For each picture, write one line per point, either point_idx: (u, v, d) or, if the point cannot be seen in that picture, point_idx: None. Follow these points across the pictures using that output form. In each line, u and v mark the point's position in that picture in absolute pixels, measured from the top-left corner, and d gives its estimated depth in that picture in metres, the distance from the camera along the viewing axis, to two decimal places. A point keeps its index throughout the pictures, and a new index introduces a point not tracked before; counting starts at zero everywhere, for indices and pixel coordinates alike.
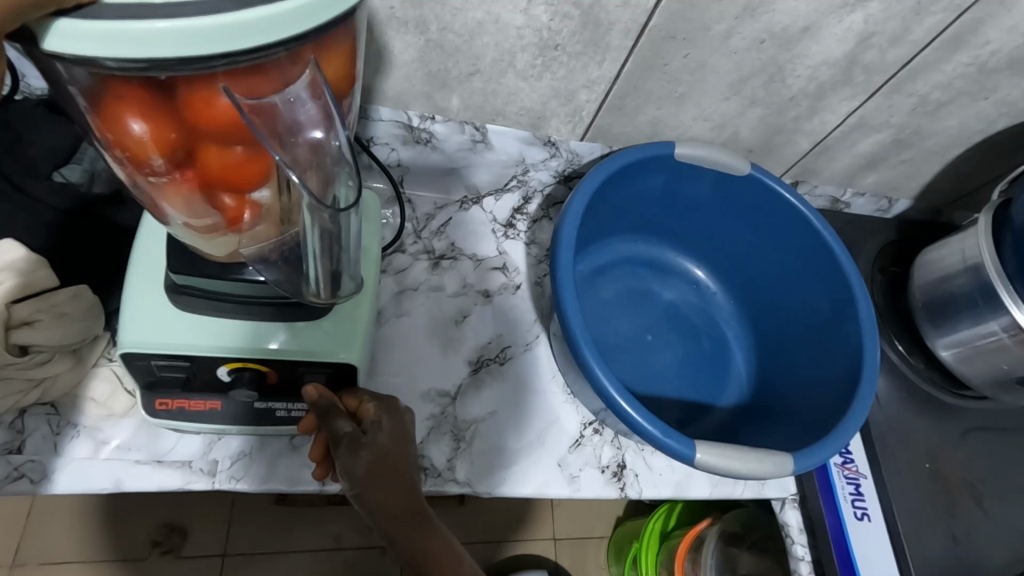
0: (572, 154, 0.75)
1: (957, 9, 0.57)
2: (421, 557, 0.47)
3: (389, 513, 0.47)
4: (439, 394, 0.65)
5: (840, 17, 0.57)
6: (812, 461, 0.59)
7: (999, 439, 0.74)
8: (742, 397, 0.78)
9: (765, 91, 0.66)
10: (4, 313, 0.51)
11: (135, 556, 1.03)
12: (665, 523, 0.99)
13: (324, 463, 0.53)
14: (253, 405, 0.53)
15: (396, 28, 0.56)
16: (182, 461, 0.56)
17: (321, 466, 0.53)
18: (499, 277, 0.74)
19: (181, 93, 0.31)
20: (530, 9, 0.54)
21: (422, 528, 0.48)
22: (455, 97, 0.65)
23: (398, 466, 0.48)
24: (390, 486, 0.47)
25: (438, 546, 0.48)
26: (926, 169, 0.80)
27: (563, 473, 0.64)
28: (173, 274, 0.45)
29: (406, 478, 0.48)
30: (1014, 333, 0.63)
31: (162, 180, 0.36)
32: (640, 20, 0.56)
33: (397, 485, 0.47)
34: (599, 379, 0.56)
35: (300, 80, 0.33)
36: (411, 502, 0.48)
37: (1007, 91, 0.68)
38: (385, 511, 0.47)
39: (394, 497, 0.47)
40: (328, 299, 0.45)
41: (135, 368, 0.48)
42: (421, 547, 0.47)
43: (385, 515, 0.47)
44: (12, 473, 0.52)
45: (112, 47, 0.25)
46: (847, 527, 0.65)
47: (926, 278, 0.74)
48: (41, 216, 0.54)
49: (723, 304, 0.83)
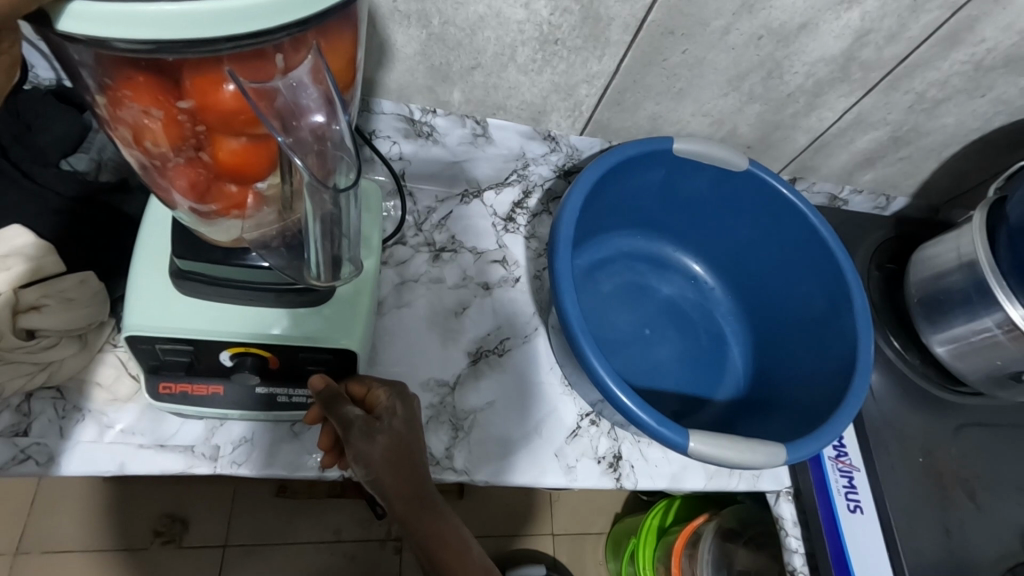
0: (572, 148, 0.76)
1: (954, 6, 0.58)
2: (434, 541, 0.47)
3: (403, 495, 0.47)
4: (438, 383, 0.66)
5: (837, 14, 0.58)
6: (804, 453, 0.59)
7: (993, 435, 0.74)
8: (739, 391, 0.78)
9: (763, 87, 0.67)
10: (11, 298, 0.52)
11: (137, 545, 1.04)
12: (662, 519, 1.00)
13: (332, 450, 0.55)
14: (255, 391, 0.54)
15: (399, 21, 0.57)
16: (185, 446, 0.57)
17: (329, 455, 0.55)
18: (499, 270, 0.75)
19: (188, 76, 0.31)
20: (530, 4, 0.55)
21: (433, 512, 0.48)
22: (457, 90, 0.66)
23: (411, 451, 0.49)
24: (406, 468, 0.48)
25: (449, 530, 0.48)
26: (923, 166, 0.81)
27: (559, 463, 0.65)
28: (178, 260, 0.46)
29: (419, 461, 0.49)
30: (1008, 330, 0.64)
31: (169, 162, 0.37)
32: (639, 16, 0.57)
33: (412, 468, 0.48)
34: (596, 370, 0.57)
35: (303, 65, 0.34)
36: (421, 485, 0.48)
37: (1003, 89, 0.68)
38: (400, 494, 0.47)
39: (410, 480, 0.47)
40: (328, 282, 0.46)
41: (140, 352, 0.49)
42: (433, 531, 0.47)
43: (400, 498, 0.47)
44: (18, 455, 0.53)
45: (123, 30, 0.26)
46: (840, 519, 0.66)
47: (922, 274, 0.74)
48: (49, 202, 0.55)
49: (722, 300, 0.84)
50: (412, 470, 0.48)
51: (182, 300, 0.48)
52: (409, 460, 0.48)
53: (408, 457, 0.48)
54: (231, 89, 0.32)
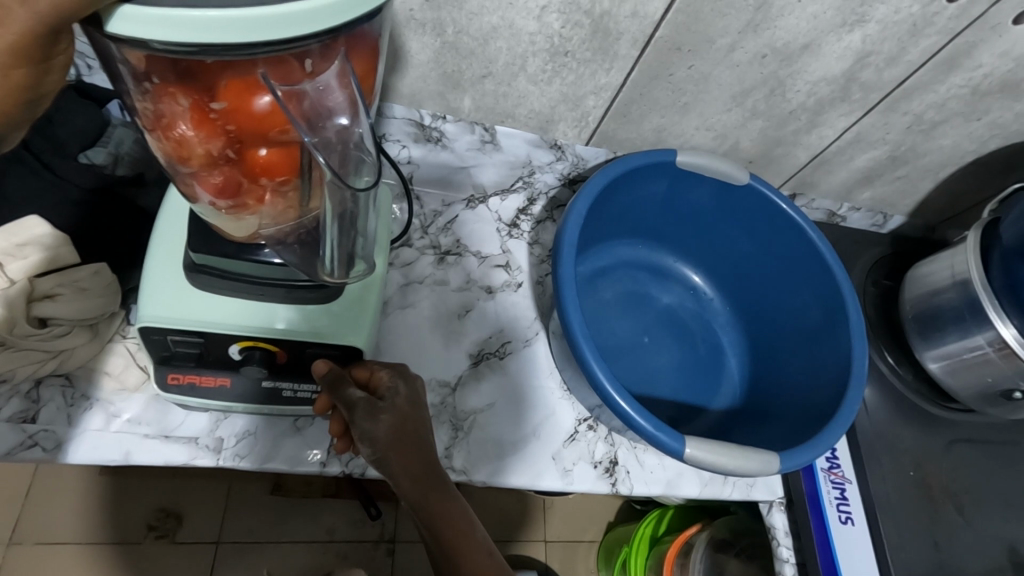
0: (578, 158, 0.77)
1: (952, 32, 0.60)
2: (438, 519, 0.49)
3: (409, 474, 0.49)
4: (439, 384, 0.67)
5: (839, 36, 0.60)
6: (798, 462, 0.60)
7: (982, 451, 0.75)
8: (734, 401, 0.80)
9: (766, 104, 0.68)
10: (26, 286, 0.55)
11: (130, 539, 1.04)
12: (655, 528, 1.01)
13: (343, 437, 0.56)
14: (261, 384, 0.55)
15: (414, 29, 0.58)
16: (189, 437, 0.58)
17: (341, 440, 0.56)
18: (502, 275, 0.76)
19: (223, 78, 0.34)
20: (543, 17, 0.57)
21: (441, 492, 0.50)
22: (467, 97, 0.68)
23: (416, 429, 0.51)
24: (409, 447, 0.50)
25: (456, 513, 0.50)
26: (920, 186, 0.83)
27: (556, 466, 0.66)
28: (193, 253, 0.48)
29: (423, 440, 0.51)
30: (1000, 348, 0.65)
31: (197, 162, 0.39)
32: (648, 32, 0.59)
33: (417, 447, 0.50)
34: (596, 374, 0.58)
35: (330, 70, 0.36)
36: (430, 467, 0.50)
37: (999, 113, 0.70)
38: (405, 472, 0.49)
39: (414, 459, 0.49)
40: (341, 279, 0.48)
41: (151, 343, 0.51)
42: (438, 510, 0.49)
43: (406, 477, 0.49)
44: (27, 440, 0.53)
45: (166, 32, 0.28)
46: (832, 530, 0.67)
47: (918, 291, 0.76)
48: (67, 193, 0.56)
49: (720, 310, 0.86)
50: (416, 449, 0.50)
51: (193, 292, 0.49)
52: (412, 440, 0.50)
53: (413, 436, 0.50)
54: (266, 99, 0.35)
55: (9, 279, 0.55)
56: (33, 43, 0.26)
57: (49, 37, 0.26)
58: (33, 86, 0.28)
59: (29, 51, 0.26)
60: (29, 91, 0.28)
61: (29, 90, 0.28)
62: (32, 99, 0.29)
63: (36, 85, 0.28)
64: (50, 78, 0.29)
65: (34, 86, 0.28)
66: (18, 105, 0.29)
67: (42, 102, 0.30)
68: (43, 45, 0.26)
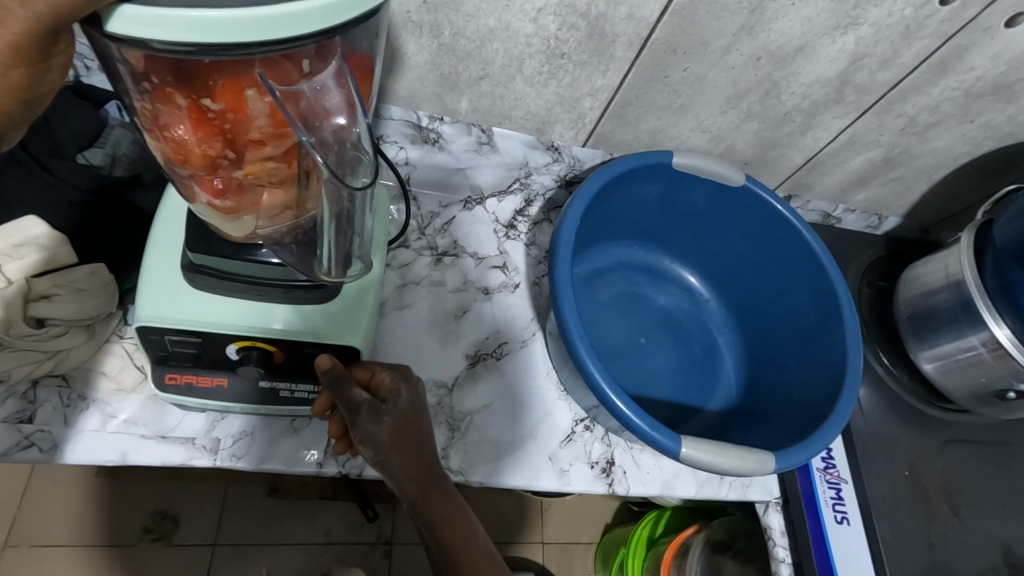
0: (574, 159, 0.78)
1: (944, 35, 0.60)
2: (440, 521, 0.50)
3: (412, 476, 0.49)
4: (437, 385, 0.68)
5: (832, 38, 0.60)
6: (795, 461, 0.61)
7: (977, 451, 0.76)
8: (730, 402, 0.80)
9: (761, 106, 0.69)
10: (24, 287, 0.54)
11: (125, 542, 1.04)
12: (653, 529, 1.01)
13: (342, 438, 0.56)
14: (259, 384, 0.55)
15: (411, 31, 0.59)
16: (186, 438, 0.58)
17: (340, 442, 0.56)
18: (499, 276, 0.76)
19: (221, 80, 0.34)
20: (539, 19, 0.57)
21: (443, 495, 0.50)
22: (465, 99, 0.68)
23: (418, 430, 0.51)
24: (410, 449, 0.50)
25: (457, 513, 0.50)
26: (914, 188, 0.83)
27: (552, 466, 0.66)
28: (190, 253, 0.48)
29: (424, 442, 0.51)
30: (993, 348, 0.65)
31: (196, 164, 0.39)
32: (643, 34, 0.59)
33: (419, 449, 0.50)
34: (592, 374, 0.58)
35: (327, 71, 0.36)
36: (431, 468, 0.50)
37: (991, 116, 0.71)
38: (407, 474, 0.49)
39: (416, 461, 0.50)
40: (338, 278, 0.48)
41: (149, 343, 0.51)
42: (439, 513, 0.50)
43: (408, 480, 0.49)
44: (23, 441, 0.53)
45: (167, 32, 0.28)
46: (827, 529, 0.67)
47: (912, 292, 0.76)
48: (66, 195, 0.57)
49: (716, 311, 0.86)
50: (418, 452, 0.50)
51: (190, 292, 0.49)
52: (414, 442, 0.50)
53: (416, 440, 0.51)
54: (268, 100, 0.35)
55: (8, 279, 0.54)
56: (32, 43, 0.26)
57: (48, 38, 0.26)
58: (32, 86, 0.28)
59: (28, 52, 0.26)
60: (27, 91, 0.28)
61: (28, 90, 0.28)
62: (30, 98, 0.29)
63: (34, 85, 0.28)
64: (50, 78, 0.29)
65: (33, 86, 0.28)
66: (17, 105, 0.29)
67: (41, 103, 0.30)
68: (42, 45, 0.26)
